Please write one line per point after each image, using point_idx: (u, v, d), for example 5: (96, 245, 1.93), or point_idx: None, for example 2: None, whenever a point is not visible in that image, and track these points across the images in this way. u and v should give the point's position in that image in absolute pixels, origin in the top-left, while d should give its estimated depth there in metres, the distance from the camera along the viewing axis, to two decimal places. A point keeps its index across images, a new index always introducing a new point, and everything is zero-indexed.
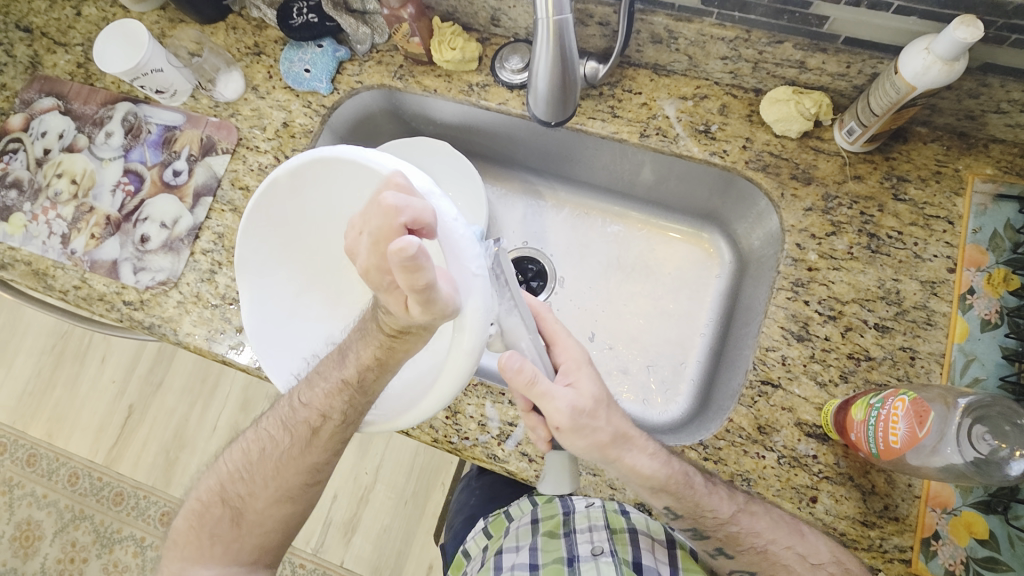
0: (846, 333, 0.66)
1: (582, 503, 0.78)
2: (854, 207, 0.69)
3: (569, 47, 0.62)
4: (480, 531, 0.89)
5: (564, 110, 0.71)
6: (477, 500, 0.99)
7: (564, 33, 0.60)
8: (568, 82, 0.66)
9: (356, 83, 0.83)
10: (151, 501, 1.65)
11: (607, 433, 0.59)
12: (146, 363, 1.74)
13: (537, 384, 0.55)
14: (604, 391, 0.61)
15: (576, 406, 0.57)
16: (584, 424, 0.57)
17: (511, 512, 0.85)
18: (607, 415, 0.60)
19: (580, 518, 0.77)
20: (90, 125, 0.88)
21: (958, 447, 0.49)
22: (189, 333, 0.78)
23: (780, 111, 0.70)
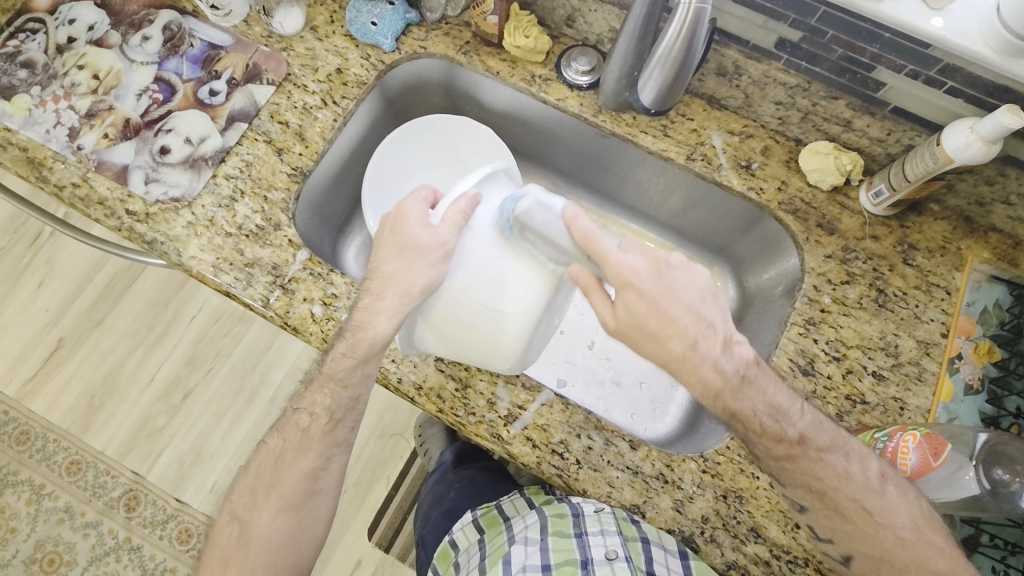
0: (846, 375, 0.70)
1: (592, 507, 0.74)
2: (868, 263, 0.74)
3: (698, 35, 0.64)
4: (469, 524, 0.87)
5: (664, 103, 0.74)
6: (455, 493, 0.97)
7: (699, 23, 0.63)
8: (676, 76, 0.69)
9: (419, 48, 0.83)
10: (60, 447, 1.52)
11: (680, 342, 0.58)
12: (89, 298, 1.61)
13: (588, 293, 0.60)
14: (640, 315, 0.58)
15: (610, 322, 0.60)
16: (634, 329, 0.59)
17: (505, 508, 0.85)
18: (675, 327, 0.58)
19: (591, 521, 0.74)
20: (126, 25, 0.83)
21: (977, 476, 0.56)
22: (194, 256, 0.73)
23: (818, 162, 0.75)
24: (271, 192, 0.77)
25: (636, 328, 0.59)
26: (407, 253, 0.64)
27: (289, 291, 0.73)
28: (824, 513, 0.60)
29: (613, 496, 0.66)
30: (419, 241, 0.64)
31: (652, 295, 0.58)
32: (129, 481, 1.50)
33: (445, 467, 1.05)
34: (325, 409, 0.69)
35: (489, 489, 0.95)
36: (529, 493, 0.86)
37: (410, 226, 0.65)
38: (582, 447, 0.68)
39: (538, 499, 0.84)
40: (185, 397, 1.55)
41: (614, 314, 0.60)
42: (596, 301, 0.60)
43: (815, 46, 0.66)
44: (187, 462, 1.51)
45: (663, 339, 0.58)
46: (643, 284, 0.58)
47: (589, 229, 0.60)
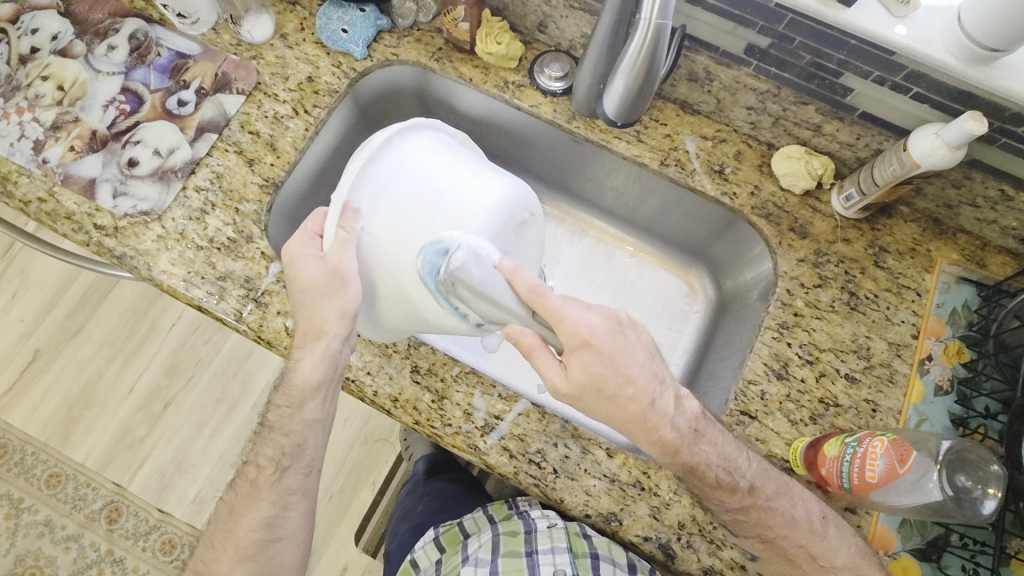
0: (820, 378, 0.71)
1: (544, 524, 0.80)
2: (840, 266, 0.75)
3: (660, 50, 0.64)
4: (430, 542, 0.89)
5: (631, 113, 0.75)
6: (424, 508, 1.01)
7: (660, 40, 0.63)
8: (640, 89, 0.70)
9: (391, 55, 0.82)
10: (39, 460, 1.50)
11: (637, 402, 0.59)
12: (66, 308, 1.58)
13: (533, 359, 0.59)
14: (598, 375, 0.58)
15: (559, 387, 0.60)
16: (589, 389, 0.59)
17: (466, 526, 0.87)
18: (626, 364, 0.58)
19: (541, 539, 0.79)
20: (91, 34, 0.81)
21: (939, 484, 0.54)
22: (165, 271, 0.72)
23: (790, 166, 0.75)
24: (243, 204, 0.76)
25: (590, 391, 0.59)
26: (310, 299, 0.61)
27: (261, 304, 0.72)
28: (778, 524, 0.63)
29: (590, 504, 0.66)
30: (314, 279, 0.61)
31: (609, 355, 0.58)
32: (111, 493, 1.48)
33: (417, 480, 1.09)
34: (300, 424, 0.69)
35: (457, 503, 0.99)
36: (490, 508, 0.87)
37: (304, 267, 0.61)
38: (559, 456, 0.68)
39: (499, 514, 0.86)
40: (166, 407, 1.53)
41: (566, 379, 0.59)
42: (544, 365, 0.59)
43: (783, 52, 0.66)
44: (170, 473, 1.49)
45: (617, 401, 0.59)
46: (600, 347, 0.57)
47: (534, 283, 0.58)
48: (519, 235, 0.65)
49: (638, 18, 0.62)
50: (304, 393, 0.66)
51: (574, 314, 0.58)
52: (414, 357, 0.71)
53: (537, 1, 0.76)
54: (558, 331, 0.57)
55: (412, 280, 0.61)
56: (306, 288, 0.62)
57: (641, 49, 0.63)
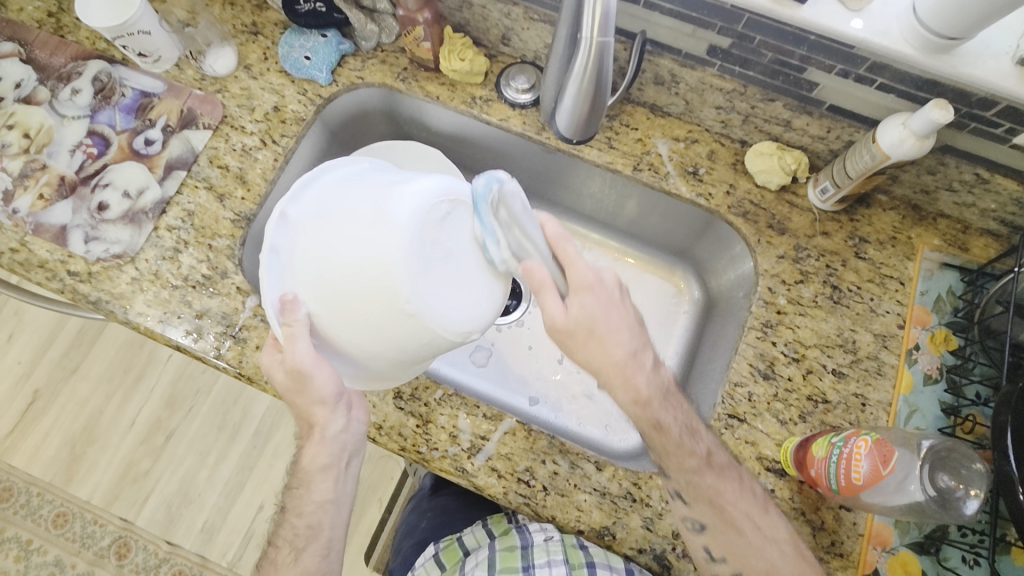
0: (807, 375, 0.70)
1: (541, 536, 0.79)
2: (821, 260, 0.74)
3: (605, 64, 0.64)
4: (430, 560, 0.90)
5: (586, 130, 0.75)
6: (426, 523, 1.01)
7: (604, 55, 0.62)
8: (592, 106, 0.70)
9: (357, 78, 0.82)
10: (44, 501, 1.50)
11: (625, 350, 0.60)
12: (61, 346, 1.59)
13: (540, 292, 0.59)
14: (592, 316, 0.59)
15: (555, 323, 0.60)
16: (584, 326, 0.60)
17: (466, 542, 0.89)
18: (620, 312, 0.61)
19: (539, 551, 0.78)
20: (54, 79, 0.81)
21: (921, 484, 0.53)
22: (141, 313, 0.72)
23: (763, 163, 0.74)
24: (216, 240, 0.75)
25: (582, 330, 0.60)
26: (297, 399, 0.63)
27: (241, 340, 0.71)
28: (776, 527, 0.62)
29: (582, 520, 0.66)
30: (284, 384, 0.62)
31: (608, 303, 0.60)
32: (117, 529, 1.48)
33: (422, 496, 1.09)
34: (297, 481, 0.69)
35: (461, 518, 0.98)
36: (490, 523, 0.89)
37: (275, 375, 0.63)
38: (549, 473, 0.67)
39: (498, 529, 0.88)
40: (167, 439, 1.53)
41: (564, 314, 0.59)
42: (547, 302, 0.59)
43: (745, 52, 0.66)
44: (175, 504, 1.49)
45: (603, 342, 0.60)
46: (600, 293, 0.60)
47: (561, 232, 0.61)
48: (501, 228, 0.58)
49: (580, 36, 0.62)
50: (311, 456, 0.68)
51: (587, 263, 0.61)
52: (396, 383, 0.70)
53: (497, 15, 0.76)
54: (569, 274, 0.60)
55: (363, 335, 0.57)
56: (289, 392, 0.63)
57: (586, 65, 0.63)
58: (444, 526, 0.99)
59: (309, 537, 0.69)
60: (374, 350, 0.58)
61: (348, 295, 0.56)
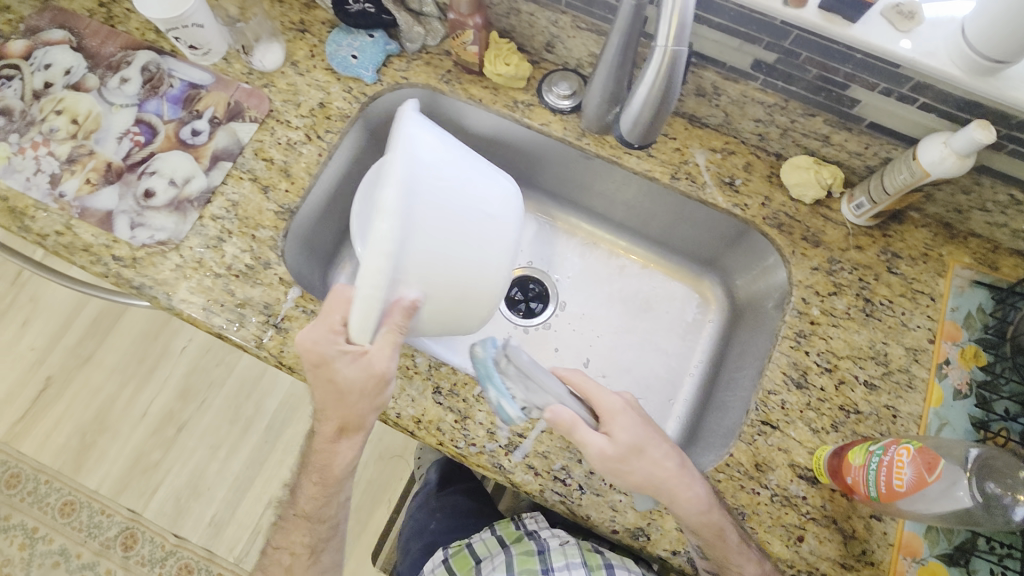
0: (839, 386, 0.71)
1: (558, 541, 0.84)
2: (854, 273, 0.76)
3: (676, 75, 0.63)
4: (440, 565, 0.92)
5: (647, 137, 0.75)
6: (438, 525, 1.03)
7: (676, 65, 0.62)
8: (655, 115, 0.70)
9: (401, 79, 0.83)
10: (53, 488, 1.50)
11: (672, 467, 0.62)
12: (76, 334, 1.60)
13: (573, 430, 0.61)
14: (638, 439, 0.63)
15: (604, 452, 0.61)
16: (626, 462, 0.62)
17: (477, 549, 0.91)
18: (657, 444, 0.64)
19: (557, 555, 0.83)
20: (103, 67, 0.82)
21: (969, 491, 0.54)
22: (184, 300, 0.73)
23: (801, 176, 0.76)
24: (259, 231, 0.76)
25: (632, 455, 0.62)
26: (344, 395, 0.62)
27: (282, 330, 0.72)
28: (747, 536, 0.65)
29: (616, 519, 0.66)
30: (352, 380, 0.61)
31: (642, 423, 0.65)
32: (125, 519, 1.48)
33: (430, 491, 1.11)
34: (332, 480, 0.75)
35: (471, 524, 1.01)
36: (499, 529, 0.91)
37: (337, 370, 0.60)
38: (584, 472, 0.68)
39: (508, 536, 0.90)
40: (179, 431, 1.54)
41: (612, 443, 0.62)
42: (586, 435, 0.61)
43: (790, 67, 0.67)
44: (184, 496, 1.50)
45: (657, 461, 0.63)
46: (636, 416, 0.65)
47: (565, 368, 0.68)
48: (511, 381, 0.64)
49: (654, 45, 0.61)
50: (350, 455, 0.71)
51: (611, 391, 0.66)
52: (435, 378, 0.71)
53: (544, 22, 0.77)
54: (597, 404, 0.65)
55: (441, 308, 0.65)
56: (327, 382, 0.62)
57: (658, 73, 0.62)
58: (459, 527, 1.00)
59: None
60: (439, 319, 0.67)
61: (428, 272, 0.60)
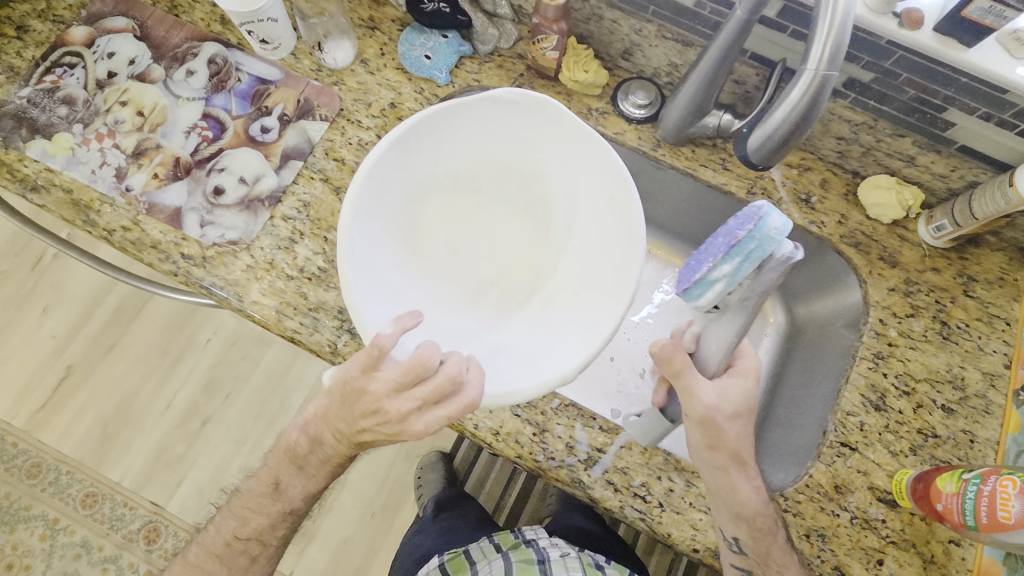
0: (916, 410, 0.72)
1: (558, 553, 0.93)
2: (930, 295, 0.75)
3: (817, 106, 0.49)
4: (435, 568, 0.98)
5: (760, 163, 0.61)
6: (435, 538, 1.12)
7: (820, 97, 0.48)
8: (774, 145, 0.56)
9: (473, 81, 0.82)
10: (74, 479, 1.48)
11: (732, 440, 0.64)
12: (99, 323, 1.57)
13: (679, 378, 0.61)
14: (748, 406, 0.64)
15: (705, 405, 0.62)
16: (712, 425, 0.62)
17: (473, 554, 0.98)
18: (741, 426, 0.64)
19: (556, 568, 0.91)
20: (168, 58, 0.80)
21: None
22: (257, 301, 0.71)
23: (881, 197, 0.75)
24: (332, 233, 0.75)
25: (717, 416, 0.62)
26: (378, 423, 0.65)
27: (356, 336, 0.71)
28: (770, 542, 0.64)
29: (697, 537, 0.66)
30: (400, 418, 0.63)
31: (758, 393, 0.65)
32: (149, 512, 1.46)
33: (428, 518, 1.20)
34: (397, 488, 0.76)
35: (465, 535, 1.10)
36: (497, 539, 1.00)
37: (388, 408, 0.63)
38: (664, 489, 0.68)
39: (506, 543, 0.98)
40: (204, 424, 1.51)
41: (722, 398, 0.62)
42: (693, 382, 0.61)
43: (886, 87, 0.67)
44: (208, 491, 1.47)
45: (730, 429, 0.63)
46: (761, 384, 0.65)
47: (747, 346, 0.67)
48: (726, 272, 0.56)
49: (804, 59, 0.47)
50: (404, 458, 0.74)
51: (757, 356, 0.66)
52: None
53: (627, 30, 0.76)
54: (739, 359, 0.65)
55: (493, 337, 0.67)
56: (360, 392, 0.64)
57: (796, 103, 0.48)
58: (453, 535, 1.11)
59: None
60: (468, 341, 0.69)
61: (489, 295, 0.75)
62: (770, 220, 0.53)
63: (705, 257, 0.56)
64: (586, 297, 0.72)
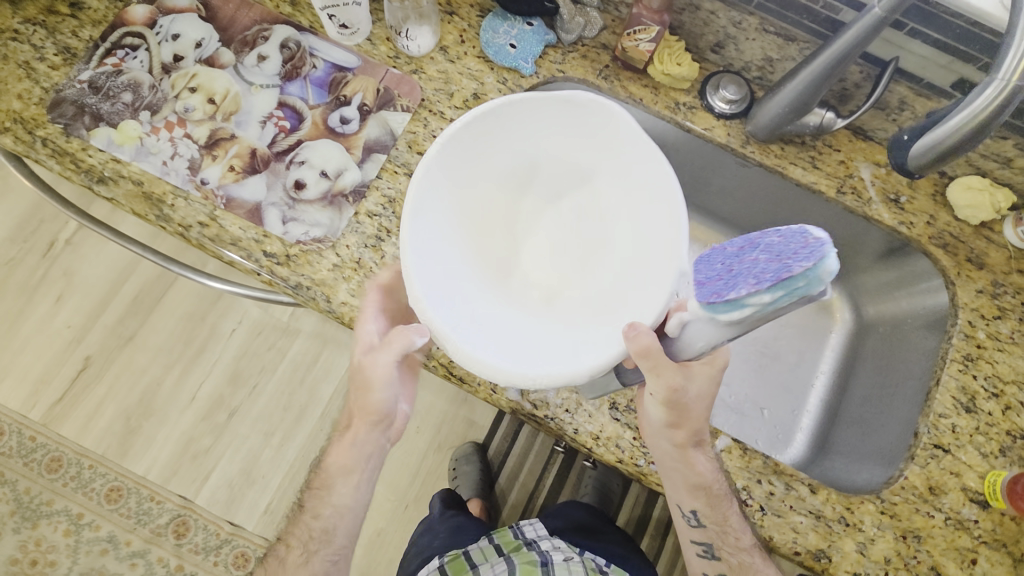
0: (1005, 411, 0.72)
1: (562, 557, 0.94)
2: (1017, 297, 0.76)
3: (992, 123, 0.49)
4: (433, 569, 0.98)
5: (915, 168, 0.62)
6: (440, 542, 1.07)
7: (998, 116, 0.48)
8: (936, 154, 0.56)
9: (557, 72, 0.79)
10: (98, 473, 1.44)
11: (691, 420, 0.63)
12: (116, 312, 1.52)
13: (646, 358, 0.53)
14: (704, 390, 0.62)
15: (666, 389, 0.58)
16: (679, 405, 0.60)
17: (472, 554, 0.98)
18: (698, 410, 0.63)
19: (559, 571, 0.92)
20: (238, 41, 0.75)
21: None
22: (345, 302, 0.68)
23: (973, 198, 0.76)
24: None
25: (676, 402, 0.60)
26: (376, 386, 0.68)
27: None
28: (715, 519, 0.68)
29: (799, 541, 0.67)
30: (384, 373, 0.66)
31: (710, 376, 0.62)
32: (178, 506, 1.43)
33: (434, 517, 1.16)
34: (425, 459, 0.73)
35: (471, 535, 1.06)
36: (496, 539, 1.01)
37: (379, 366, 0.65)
38: (764, 492, 0.68)
39: (507, 544, 1.00)
40: (231, 417, 1.48)
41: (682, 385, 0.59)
42: (662, 369, 0.55)
43: None
44: (239, 485, 1.45)
45: (689, 409, 0.62)
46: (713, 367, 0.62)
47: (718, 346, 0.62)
48: (750, 296, 0.45)
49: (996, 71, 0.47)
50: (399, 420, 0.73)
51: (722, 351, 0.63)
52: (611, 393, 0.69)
53: (723, 22, 0.74)
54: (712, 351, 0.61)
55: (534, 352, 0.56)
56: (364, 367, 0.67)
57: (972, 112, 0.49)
58: (459, 538, 1.05)
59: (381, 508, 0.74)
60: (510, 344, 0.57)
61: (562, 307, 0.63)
62: (829, 260, 0.42)
63: (742, 278, 0.46)
64: (640, 295, 0.57)
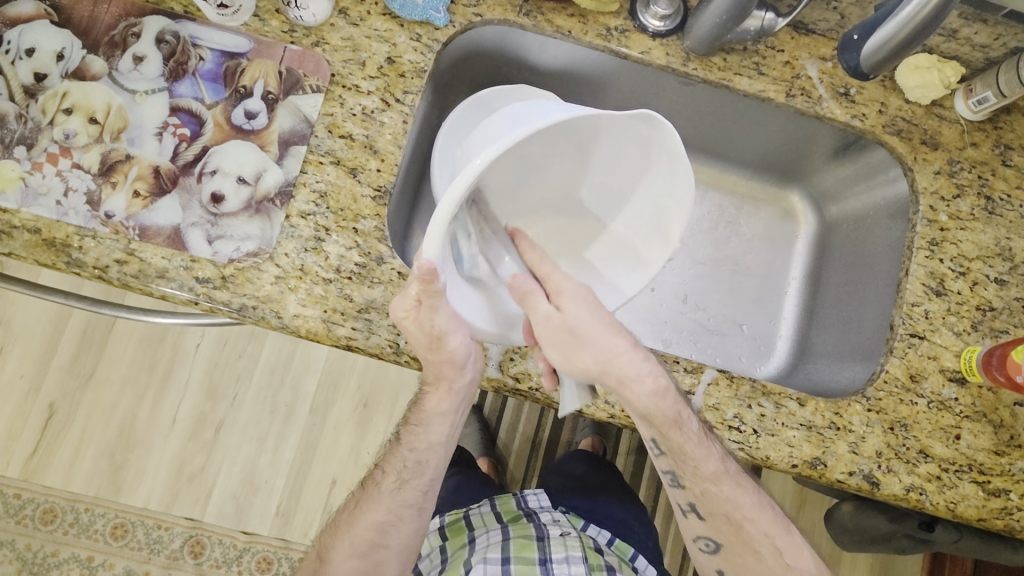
0: (973, 288, 0.73)
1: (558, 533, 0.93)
2: (973, 171, 0.75)
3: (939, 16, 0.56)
4: (435, 531, 1.01)
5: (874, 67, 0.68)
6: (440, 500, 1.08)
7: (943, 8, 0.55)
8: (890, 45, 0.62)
9: (474, 16, 0.71)
10: (96, 514, 1.40)
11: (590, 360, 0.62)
12: (68, 351, 1.43)
13: (527, 296, 0.63)
14: (586, 320, 0.63)
15: (549, 320, 0.61)
16: (566, 342, 0.61)
17: (472, 521, 0.99)
18: (589, 344, 0.62)
19: (556, 547, 0.90)
20: (105, 44, 0.66)
21: None
22: (298, 314, 0.64)
23: (922, 78, 0.74)
24: (360, 222, 0.66)
25: (564, 334, 0.61)
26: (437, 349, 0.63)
27: None
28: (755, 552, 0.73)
29: (795, 454, 0.68)
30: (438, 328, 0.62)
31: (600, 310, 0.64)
32: (187, 528, 1.42)
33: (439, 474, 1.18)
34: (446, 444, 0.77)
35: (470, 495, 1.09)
36: (498, 506, 1.02)
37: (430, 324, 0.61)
38: (756, 416, 0.69)
39: (508, 513, 1.00)
40: (218, 431, 1.44)
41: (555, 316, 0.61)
42: (538, 304, 0.62)
43: None
44: (243, 495, 1.43)
45: (603, 342, 0.62)
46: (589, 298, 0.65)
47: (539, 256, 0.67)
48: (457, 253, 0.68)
49: None
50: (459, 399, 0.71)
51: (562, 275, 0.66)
52: None
53: None
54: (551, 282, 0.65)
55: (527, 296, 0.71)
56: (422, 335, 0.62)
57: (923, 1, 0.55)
58: (460, 498, 1.07)
59: (419, 465, 0.77)
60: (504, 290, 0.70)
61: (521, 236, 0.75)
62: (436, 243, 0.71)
63: None
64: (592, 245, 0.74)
